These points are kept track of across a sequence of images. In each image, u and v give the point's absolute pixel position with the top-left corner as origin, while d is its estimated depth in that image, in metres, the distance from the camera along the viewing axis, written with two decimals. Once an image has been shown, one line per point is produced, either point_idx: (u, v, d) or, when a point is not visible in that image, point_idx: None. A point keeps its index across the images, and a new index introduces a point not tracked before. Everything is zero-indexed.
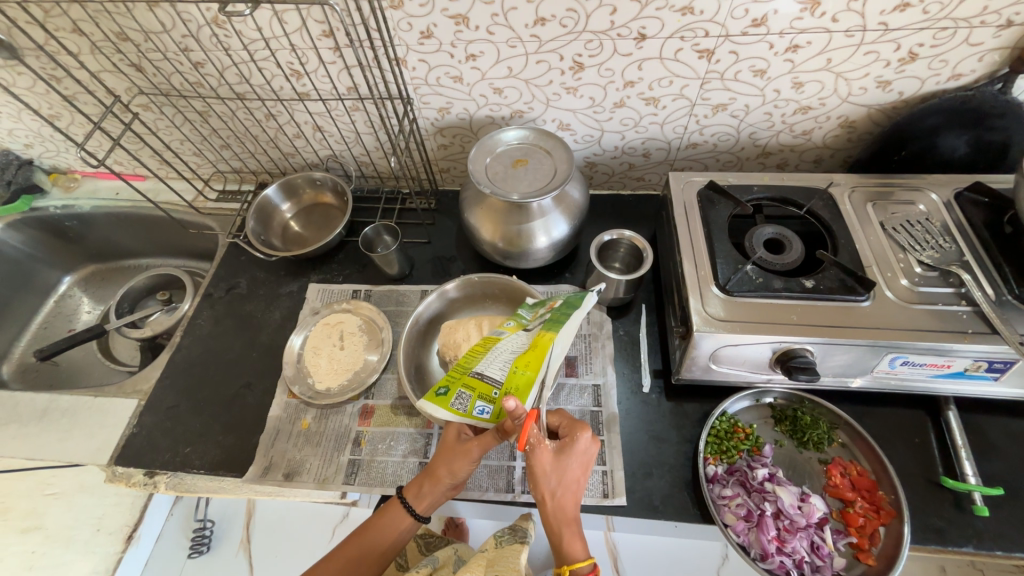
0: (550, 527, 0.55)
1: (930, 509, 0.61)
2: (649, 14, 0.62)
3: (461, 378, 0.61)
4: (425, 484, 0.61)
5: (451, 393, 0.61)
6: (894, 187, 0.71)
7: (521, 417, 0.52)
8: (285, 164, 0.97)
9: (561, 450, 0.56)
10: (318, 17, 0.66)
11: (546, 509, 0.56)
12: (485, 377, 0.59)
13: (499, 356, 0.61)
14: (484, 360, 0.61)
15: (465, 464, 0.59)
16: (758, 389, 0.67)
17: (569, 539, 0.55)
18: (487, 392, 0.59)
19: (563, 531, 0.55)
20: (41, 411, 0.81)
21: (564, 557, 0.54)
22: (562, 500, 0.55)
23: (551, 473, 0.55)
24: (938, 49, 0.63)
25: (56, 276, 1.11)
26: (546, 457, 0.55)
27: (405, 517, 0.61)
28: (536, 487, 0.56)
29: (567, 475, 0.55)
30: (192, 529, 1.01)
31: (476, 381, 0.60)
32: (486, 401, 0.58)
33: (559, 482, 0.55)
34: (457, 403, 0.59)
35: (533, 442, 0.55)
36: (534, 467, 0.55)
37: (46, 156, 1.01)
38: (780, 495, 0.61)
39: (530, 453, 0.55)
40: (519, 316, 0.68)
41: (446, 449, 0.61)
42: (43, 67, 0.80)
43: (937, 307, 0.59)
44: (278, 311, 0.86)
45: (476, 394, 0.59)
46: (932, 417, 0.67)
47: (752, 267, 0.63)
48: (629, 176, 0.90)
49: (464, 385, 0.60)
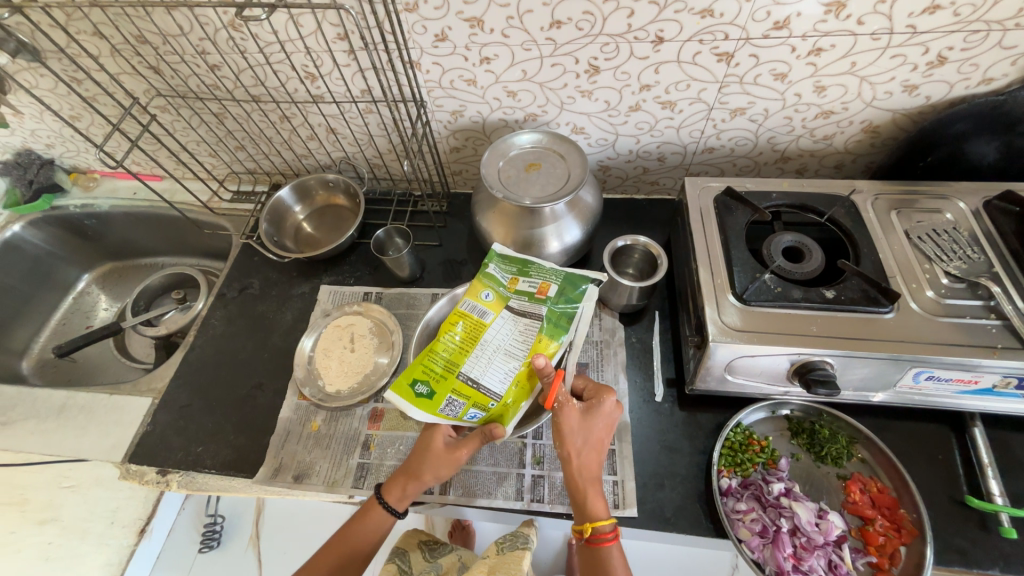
0: (575, 484, 0.57)
1: (954, 529, 0.59)
2: (667, 17, 0.61)
3: (450, 384, 0.63)
4: (408, 485, 0.60)
5: (438, 397, 0.62)
6: (918, 194, 0.69)
7: (550, 376, 0.60)
8: (298, 166, 0.97)
9: (588, 409, 0.59)
10: (333, 20, 0.66)
11: (571, 467, 0.58)
12: (480, 387, 0.62)
13: (493, 362, 0.63)
14: (475, 364, 0.63)
15: (451, 468, 0.60)
16: (775, 401, 0.66)
17: (593, 499, 0.56)
18: (483, 402, 0.62)
19: (588, 490, 0.57)
20: (58, 407, 0.82)
21: (586, 515, 0.56)
22: (588, 460, 0.58)
23: (578, 432, 0.58)
24: (969, 53, 0.61)
25: (75, 274, 1.14)
26: (573, 415, 0.58)
27: (386, 517, 0.61)
28: (561, 447, 0.58)
29: (592, 433, 0.58)
30: (203, 521, 1.09)
31: (470, 389, 0.62)
32: (479, 408, 0.62)
33: (585, 441, 0.58)
34: (447, 409, 0.61)
35: (561, 401, 0.59)
36: (560, 425, 0.58)
37: (67, 156, 1.03)
38: (796, 511, 0.59)
39: (558, 411, 0.59)
40: (495, 284, 0.69)
41: (431, 454, 0.60)
42: (65, 69, 0.82)
43: (964, 321, 0.57)
44: (290, 313, 0.86)
45: (470, 402, 0.62)
46: (957, 433, 0.64)
47: (770, 276, 0.62)
48: (643, 180, 0.89)
49: (455, 392, 0.62)
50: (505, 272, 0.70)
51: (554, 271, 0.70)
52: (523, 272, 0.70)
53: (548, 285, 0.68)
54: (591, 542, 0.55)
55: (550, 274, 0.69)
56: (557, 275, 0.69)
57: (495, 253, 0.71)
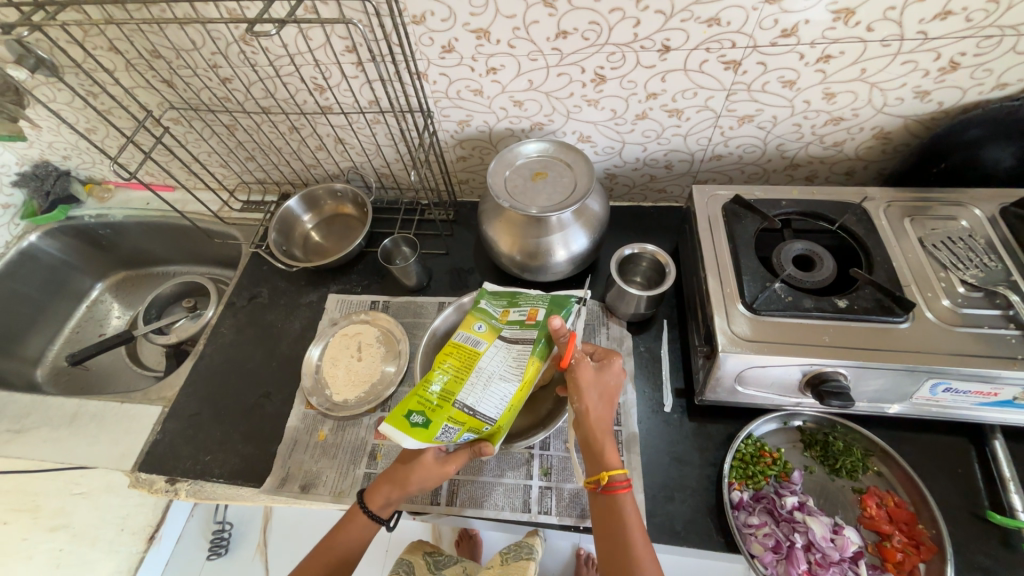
0: (592, 435, 0.57)
1: (976, 546, 0.57)
2: (673, 26, 0.61)
3: (445, 411, 0.55)
4: (393, 492, 0.60)
5: (434, 425, 0.55)
6: (932, 201, 0.68)
7: (566, 338, 0.59)
8: (307, 176, 0.98)
9: (602, 365, 0.59)
10: (342, 33, 0.66)
11: (588, 420, 0.57)
12: (476, 413, 0.55)
13: (490, 387, 0.57)
14: (471, 390, 0.57)
15: (439, 479, 0.59)
16: (787, 412, 0.64)
17: (609, 449, 0.56)
18: (478, 427, 0.56)
19: (603, 441, 0.56)
20: (70, 415, 0.83)
21: (602, 465, 0.55)
22: (602, 413, 0.58)
23: (593, 386, 0.58)
24: (982, 58, 0.60)
25: (89, 283, 1.15)
26: (589, 370, 0.59)
27: (370, 524, 0.61)
28: (578, 402, 0.58)
29: (606, 388, 0.59)
30: (211, 528, 1.13)
31: (466, 416, 0.55)
32: (475, 432, 0.56)
33: (599, 396, 0.58)
34: (443, 436, 0.55)
35: (576, 358, 0.59)
36: (577, 379, 0.58)
37: (82, 167, 1.05)
38: (811, 526, 0.58)
39: (574, 367, 0.59)
40: (487, 316, 0.64)
41: (421, 465, 0.58)
42: (81, 83, 0.84)
43: (982, 330, 0.55)
44: (298, 321, 0.87)
45: (465, 427, 0.56)
46: (977, 446, 0.63)
47: (781, 285, 0.61)
48: (650, 187, 0.89)
49: (451, 418, 0.55)
50: (496, 306, 0.65)
51: (540, 296, 0.65)
52: (513, 304, 0.65)
53: (537, 310, 0.63)
54: (607, 491, 0.54)
55: (537, 299, 0.64)
56: (545, 298, 0.64)
57: (488, 291, 0.68)
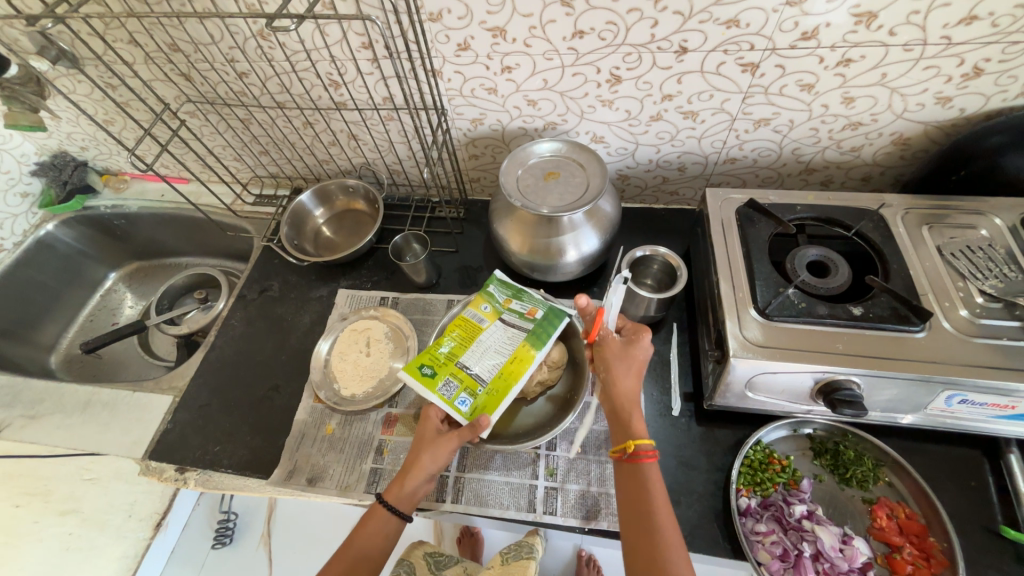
0: (619, 404, 0.58)
1: (988, 562, 0.56)
2: (691, 27, 0.60)
3: (449, 367, 0.64)
4: (405, 479, 0.59)
5: (438, 377, 0.63)
6: (951, 209, 0.67)
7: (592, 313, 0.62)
8: (320, 171, 0.99)
9: (633, 337, 0.61)
10: (358, 29, 0.67)
11: (616, 391, 0.59)
12: (472, 372, 0.63)
13: (486, 357, 0.65)
14: (471, 354, 0.65)
15: (444, 456, 0.59)
16: (798, 419, 0.64)
17: (637, 421, 0.57)
18: (473, 388, 0.62)
19: (632, 414, 0.57)
20: (83, 403, 0.85)
21: (629, 434, 0.56)
22: (631, 385, 0.59)
23: (620, 360, 0.60)
24: (1007, 65, 0.59)
25: (103, 272, 1.17)
26: (616, 345, 0.61)
27: (391, 520, 0.59)
28: (606, 372, 0.60)
29: (634, 362, 0.60)
30: (217, 517, 1.10)
31: (464, 374, 0.63)
32: (469, 394, 0.62)
33: (627, 369, 0.60)
34: (443, 389, 0.62)
35: (603, 334, 0.62)
36: (605, 352, 0.61)
37: (99, 159, 1.06)
38: (819, 535, 0.57)
39: (601, 342, 0.62)
40: (493, 299, 0.70)
41: (424, 441, 0.60)
42: (101, 75, 0.85)
43: (1001, 342, 0.54)
44: (307, 315, 0.87)
45: (462, 387, 0.62)
46: (991, 458, 0.62)
47: (794, 291, 0.60)
48: (662, 189, 0.88)
49: (452, 374, 0.63)
50: (503, 292, 0.71)
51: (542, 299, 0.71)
52: (517, 295, 0.70)
53: (536, 310, 0.69)
54: (632, 459, 0.55)
55: (538, 300, 0.70)
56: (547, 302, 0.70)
57: (497, 277, 0.73)
